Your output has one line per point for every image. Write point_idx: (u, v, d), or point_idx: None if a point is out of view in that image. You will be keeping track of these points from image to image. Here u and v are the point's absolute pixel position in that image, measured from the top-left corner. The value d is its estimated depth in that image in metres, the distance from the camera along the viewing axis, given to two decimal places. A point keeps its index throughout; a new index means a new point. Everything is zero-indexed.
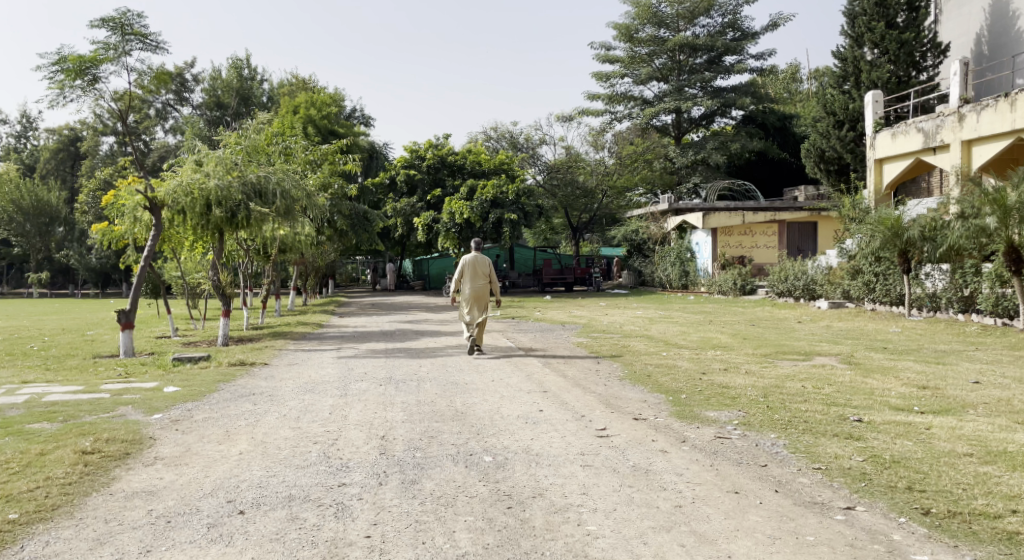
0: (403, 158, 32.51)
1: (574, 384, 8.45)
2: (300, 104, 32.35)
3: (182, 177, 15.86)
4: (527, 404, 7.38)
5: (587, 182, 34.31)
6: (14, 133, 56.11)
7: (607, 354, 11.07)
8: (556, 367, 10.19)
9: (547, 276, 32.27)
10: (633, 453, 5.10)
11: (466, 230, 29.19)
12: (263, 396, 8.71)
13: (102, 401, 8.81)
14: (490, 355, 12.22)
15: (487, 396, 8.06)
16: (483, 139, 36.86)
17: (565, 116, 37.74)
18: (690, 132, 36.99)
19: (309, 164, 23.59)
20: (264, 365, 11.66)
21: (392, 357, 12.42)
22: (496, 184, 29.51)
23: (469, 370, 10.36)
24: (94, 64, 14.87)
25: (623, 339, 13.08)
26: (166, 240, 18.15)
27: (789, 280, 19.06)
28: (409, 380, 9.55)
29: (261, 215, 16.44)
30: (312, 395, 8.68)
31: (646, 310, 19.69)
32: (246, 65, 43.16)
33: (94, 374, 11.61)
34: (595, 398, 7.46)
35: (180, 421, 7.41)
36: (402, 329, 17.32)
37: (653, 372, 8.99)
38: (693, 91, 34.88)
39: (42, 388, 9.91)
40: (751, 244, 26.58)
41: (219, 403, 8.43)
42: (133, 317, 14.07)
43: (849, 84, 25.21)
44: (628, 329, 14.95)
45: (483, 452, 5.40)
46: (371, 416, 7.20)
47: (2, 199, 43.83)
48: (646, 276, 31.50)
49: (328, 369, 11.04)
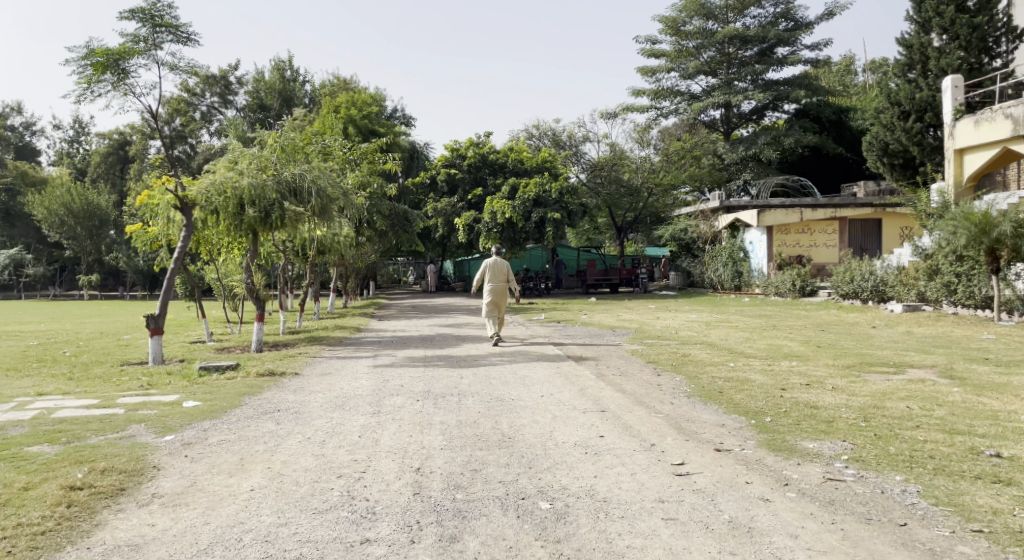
0: (443, 157, 31.78)
1: (635, 403, 7.50)
2: (341, 103, 31.79)
3: (214, 175, 15.22)
4: (585, 429, 6.45)
5: (633, 181, 33.09)
6: (65, 137, 56.77)
7: (667, 365, 10.05)
8: (611, 380, 9.22)
9: (592, 277, 31.22)
10: (724, 500, 4.18)
11: (508, 230, 28.27)
12: (287, 413, 7.92)
13: (113, 418, 8.11)
14: (536, 364, 11.29)
15: (538, 416, 7.15)
16: (525, 137, 35.87)
17: (609, 112, 36.72)
18: (740, 127, 35.64)
19: (346, 163, 22.89)
20: (294, 375, 10.90)
21: (432, 366, 11.55)
22: (538, 182, 28.53)
23: (514, 383, 9.44)
24: (123, 58, 14.27)
25: (682, 346, 12.04)
26: (200, 242, 17.56)
27: (856, 282, 17.69)
28: (450, 394, 8.68)
29: (296, 215, 15.73)
30: (341, 412, 7.86)
31: (701, 314, 18.59)
32: (289, 66, 42.80)
33: (116, 384, 10.95)
34: (663, 423, 6.52)
35: (193, 445, 6.68)
36: (442, 335, 16.44)
37: (725, 388, 8.00)
38: (743, 84, 33.51)
39: (56, 401, 9.27)
40: (810, 243, 25.11)
41: (240, 421, 7.68)
42: (161, 322, 13.41)
43: (915, 72, 23.63)
44: (685, 335, 13.88)
45: (534, 494, 4.53)
46: (406, 442, 6.35)
47: (53, 203, 44.09)
48: (696, 276, 30.28)
49: (362, 380, 10.22)
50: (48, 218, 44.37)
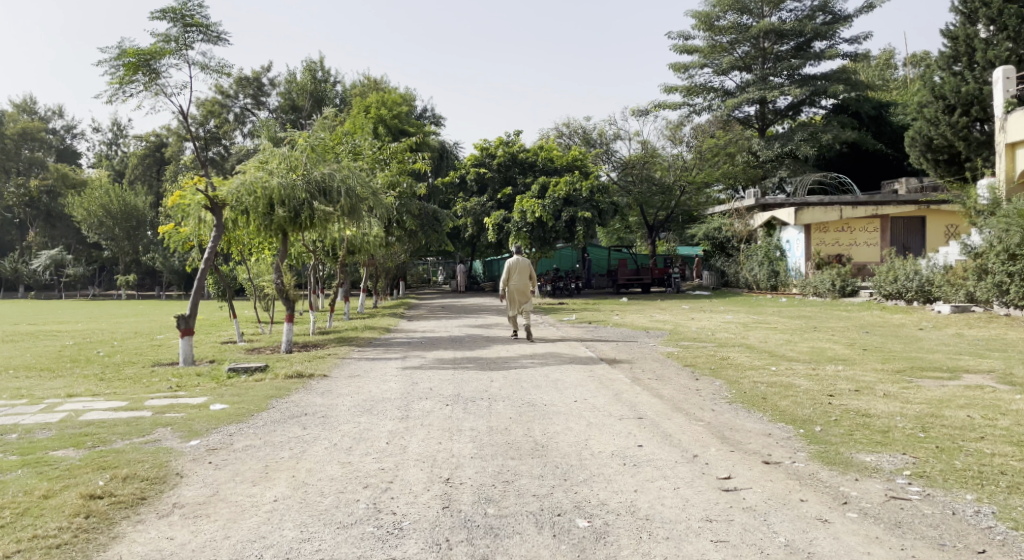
0: (473, 156, 31.48)
1: (674, 409, 7.21)
2: (371, 104, 31.78)
3: (245, 175, 15.16)
4: (623, 438, 6.18)
5: (665, 179, 32.64)
6: (104, 140, 57.59)
7: (705, 369, 9.73)
8: (648, 384, 8.94)
9: (623, 277, 30.85)
10: (779, 520, 3.93)
11: (538, 229, 27.98)
12: (314, 417, 7.73)
13: (140, 420, 7.96)
14: (569, 367, 11.02)
15: (573, 423, 6.90)
16: (555, 135, 35.56)
17: (640, 109, 36.33)
18: (775, 123, 35.06)
19: (376, 162, 22.80)
20: (322, 377, 10.73)
21: (462, 368, 11.33)
22: (569, 180, 28.23)
23: (547, 387, 9.18)
24: (154, 58, 14.22)
25: (719, 349, 11.69)
26: (231, 242, 17.51)
27: (899, 282, 17.15)
28: (480, 398, 8.46)
29: (325, 214, 15.59)
30: (369, 416, 7.66)
31: (737, 315, 18.19)
32: (320, 67, 42.94)
33: (145, 385, 10.86)
34: (705, 432, 6.25)
35: (217, 451, 6.51)
36: (472, 335, 16.22)
37: (767, 395, 7.69)
38: (779, 80, 32.95)
39: (84, 402, 9.17)
40: (850, 242, 24.56)
41: (266, 426, 7.49)
42: (191, 323, 13.32)
43: (962, 65, 23.13)
44: (721, 337, 13.52)
45: (571, 510, 4.29)
46: (436, 449, 6.13)
47: (92, 204, 44.70)
48: (730, 276, 29.77)
49: (391, 383, 10.03)
50: (88, 219, 45.05)
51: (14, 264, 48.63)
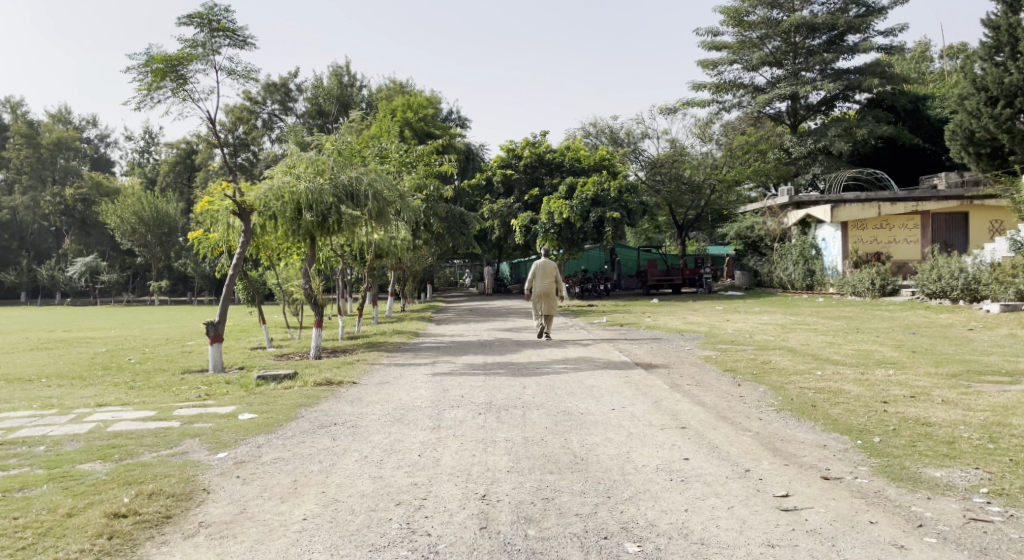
0: (499, 158, 31.36)
1: (719, 419, 6.97)
2: (397, 107, 31.72)
3: (272, 180, 15.10)
4: (667, 451, 5.95)
5: (694, 177, 32.20)
6: (136, 148, 58.26)
7: (747, 375, 9.46)
8: (688, 391, 8.69)
9: (653, 278, 30.46)
10: (846, 546, 3.89)
11: (566, 230, 27.70)
12: (344, 427, 7.55)
13: (169, 431, 7.78)
14: (603, 372, 10.78)
15: (612, 433, 6.68)
16: (582, 135, 35.20)
17: (668, 107, 35.89)
18: (808, 118, 34.57)
19: (403, 165, 22.68)
20: (352, 384, 10.55)
21: (494, 374, 11.12)
22: (597, 180, 27.92)
23: (582, 393, 8.95)
24: (182, 64, 14.15)
25: (760, 352, 11.39)
26: (260, 247, 17.44)
27: (943, 281, 16.66)
28: (514, 406, 8.25)
29: (352, 218, 15.44)
30: (400, 427, 7.47)
31: (773, 316, 17.80)
32: (347, 72, 43.00)
33: (175, 393, 10.75)
34: (753, 444, 6.02)
35: (246, 463, 6.34)
36: (502, 339, 16.01)
37: (817, 403, 7.45)
38: (811, 75, 32.38)
39: (113, 412, 9.04)
40: (889, 239, 24.11)
41: (295, 437, 7.31)
42: (221, 329, 13.21)
43: (1004, 55, 22.48)
44: (760, 339, 13.19)
45: (617, 533, 4.17)
46: (470, 464, 5.95)
47: (125, 212, 45.19)
48: (763, 276, 29.27)
49: (423, 390, 9.84)
50: (121, 226, 45.56)
51: (50, 271, 49.35)
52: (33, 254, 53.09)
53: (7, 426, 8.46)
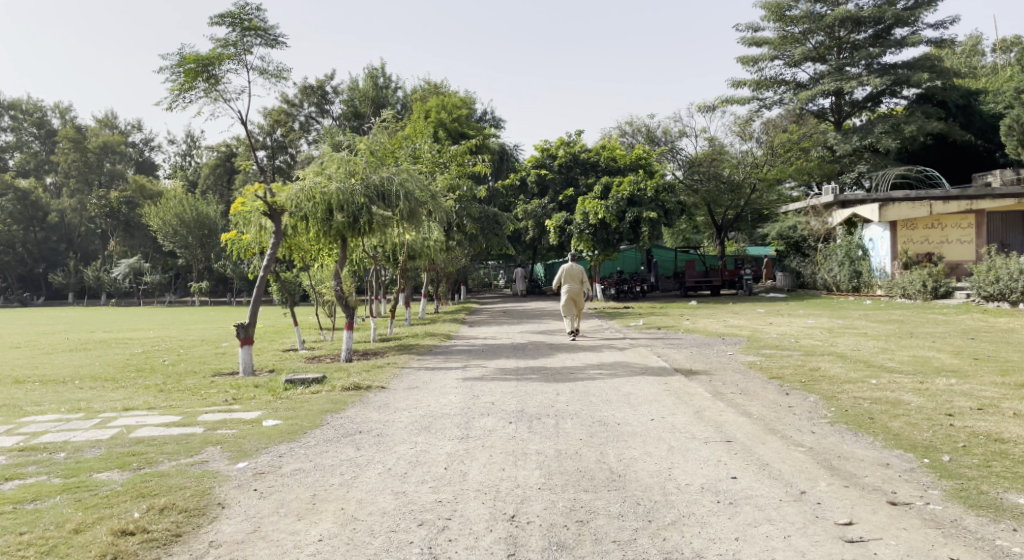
0: (534, 158, 31.00)
1: (769, 434, 6.67)
2: (432, 107, 31.48)
3: (304, 181, 14.91)
4: (711, 469, 5.62)
5: (733, 177, 31.53)
6: (178, 151, 58.91)
7: (796, 385, 9.14)
8: (733, 401, 8.40)
9: (691, 279, 29.86)
10: None
11: (601, 231, 27.26)
12: (369, 436, 7.27)
13: (191, 438, 7.51)
14: (642, 378, 10.45)
15: (653, 447, 6.39)
16: (617, 134, 34.69)
17: (707, 105, 35.23)
18: (854, 115, 33.90)
19: (436, 165, 22.42)
20: (380, 388, 10.28)
21: (527, 379, 10.84)
22: (633, 180, 27.40)
23: (619, 401, 8.63)
24: (214, 64, 13.70)
25: (809, 361, 11.03)
26: (292, 248, 17.23)
27: (1002, 282, 16.03)
28: (548, 415, 7.96)
29: (383, 219, 15.21)
30: (427, 436, 7.17)
31: (820, 321, 17.31)
32: (383, 74, 42.97)
33: (203, 396, 10.53)
34: (808, 461, 5.76)
35: (265, 475, 6.05)
36: (536, 342, 15.67)
37: (876, 416, 7.21)
38: (856, 70, 31.56)
39: (138, 416, 8.78)
40: (941, 239, 23.57)
41: (319, 446, 7.03)
42: (251, 331, 13.02)
43: None
44: (805, 346, 12.89)
45: None
46: (498, 480, 5.66)
47: (167, 214, 45.72)
48: (805, 277, 28.55)
49: (453, 396, 9.57)
50: (163, 227, 46.04)
51: (96, 272, 50.12)
52: (78, 255, 53.93)
53: (29, 430, 8.20)
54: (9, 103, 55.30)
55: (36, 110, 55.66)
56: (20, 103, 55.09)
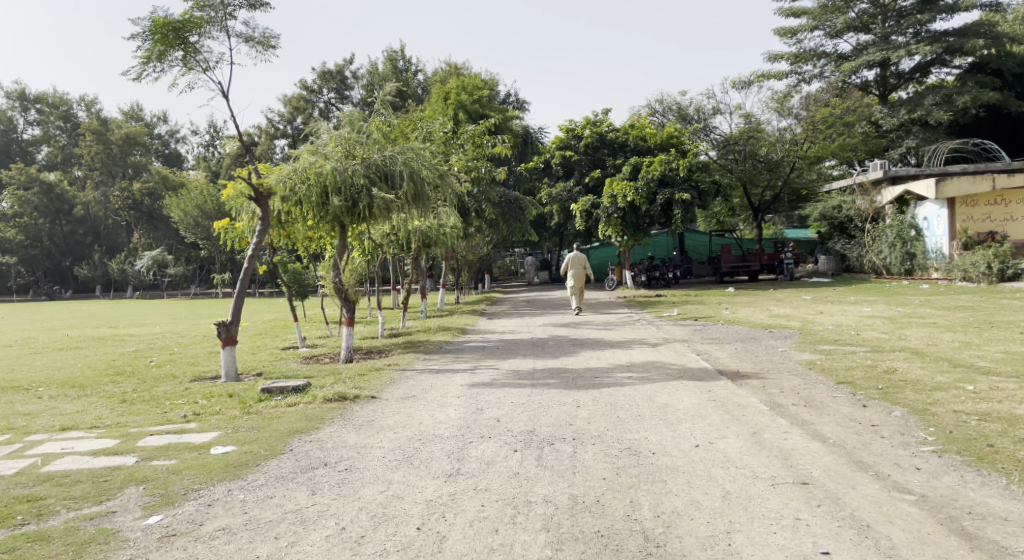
0: (558, 138, 29.10)
1: (860, 471, 5.08)
2: (451, 89, 29.85)
3: (297, 161, 13.40)
4: (784, 541, 4.06)
5: (771, 155, 29.81)
6: (203, 142, 57.66)
7: (873, 393, 7.53)
8: (797, 417, 6.78)
9: (727, 264, 27.87)
10: None
11: (631, 215, 25.55)
12: (334, 472, 5.72)
13: (114, 474, 5.98)
14: (681, 383, 8.80)
15: (701, 493, 4.77)
16: (648, 113, 32.67)
17: (743, 80, 33.29)
18: (900, 87, 31.70)
19: (450, 146, 20.85)
20: (370, 399, 8.68)
21: (546, 384, 9.22)
22: (664, 159, 25.51)
23: (655, 418, 7.00)
24: (187, 28, 12.13)
25: (879, 359, 9.37)
26: (291, 237, 15.72)
27: None
28: (565, 439, 6.35)
29: (386, 204, 13.64)
30: (406, 472, 5.60)
31: (878, 310, 15.56)
32: (401, 56, 41.40)
33: (163, 407, 9.03)
34: (925, 522, 4.20)
35: (177, 538, 4.55)
36: (558, 337, 13.98)
37: (995, 442, 5.59)
38: (903, 38, 29.49)
39: (69, 440, 7.24)
40: (1005, 216, 21.56)
41: (264, 488, 5.47)
42: (234, 331, 11.47)
43: None
44: (870, 339, 11.19)
45: None
46: (490, 552, 4.14)
47: (188, 205, 44.73)
48: (852, 261, 26.63)
49: (452, 408, 7.95)
50: (185, 219, 45.06)
51: (120, 265, 49.34)
52: (102, 249, 53.17)
53: None
54: (36, 97, 54.92)
55: (61, 104, 54.80)
56: (46, 96, 54.56)
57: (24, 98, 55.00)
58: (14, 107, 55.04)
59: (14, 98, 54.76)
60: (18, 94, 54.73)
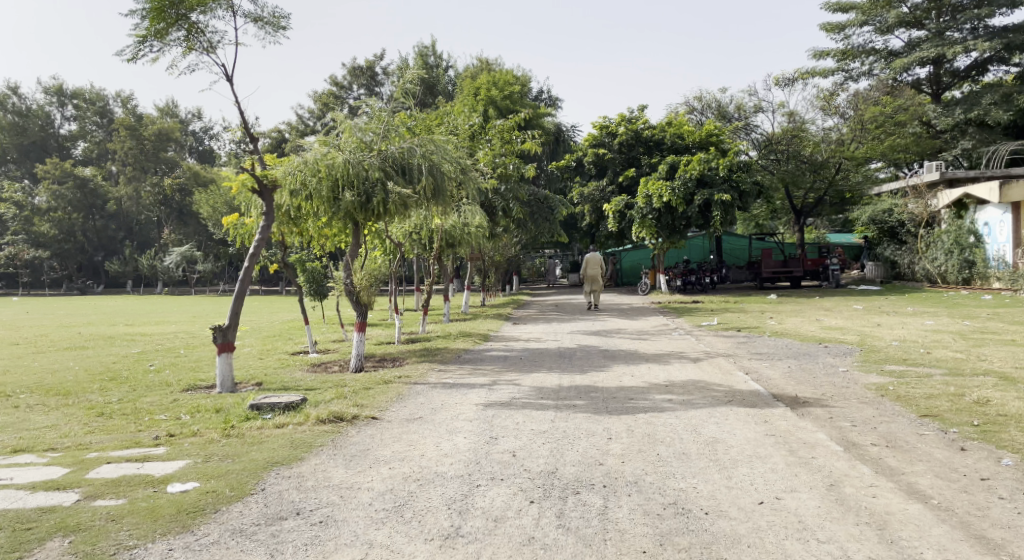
0: (591, 135, 27.79)
1: None
2: (482, 84, 28.75)
3: (308, 152, 12.31)
4: None
5: (815, 156, 27.96)
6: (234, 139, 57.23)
7: (968, 433, 6.29)
8: (883, 463, 5.55)
9: (768, 270, 26.37)
10: None
11: (667, 216, 24.25)
12: (305, 527, 4.60)
13: (41, 517, 4.91)
14: (731, 409, 7.56)
15: None
16: (686, 111, 31.30)
17: (785, 78, 31.81)
18: (953, 86, 30.12)
19: (476, 141, 19.77)
20: (370, 420, 7.55)
21: (574, 406, 8.03)
22: (703, 158, 24.18)
23: (706, 459, 5.79)
24: (187, 4, 11.06)
25: (961, 387, 8.09)
26: (302, 234, 14.63)
27: None
28: (596, 485, 5.16)
29: (402, 199, 12.47)
30: (393, 532, 4.47)
31: (941, 323, 14.21)
32: (433, 52, 40.40)
33: (138, 423, 7.94)
34: None
35: None
36: (587, 347, 12.78)
37: None
38: (958, 34, 27.89)
39: (11, 467, 6.17)
40: None
41: (214, 549, 4.38)
42: (232, 336, 10.38)
43: None
44: (943, 359, 9.90)
45: None
46: None
47: (218, 201, 44.27)
48: (903, 268, 25.09)
49: (462, 436, 6.78)
50: (213, 216, 44.60)
51: (151, 261, 48.95)
52: (133, 244, 52.87)
53: None
54: (74, 92, 54.76)
55: (98, 99, 54.61)
56: (83, 92, 54.42)
57: (61, 94, 54.89)
58: (51, 102, 55.00)
59: (51, 94, 54.76)
60: (55, 90, 54.69)
